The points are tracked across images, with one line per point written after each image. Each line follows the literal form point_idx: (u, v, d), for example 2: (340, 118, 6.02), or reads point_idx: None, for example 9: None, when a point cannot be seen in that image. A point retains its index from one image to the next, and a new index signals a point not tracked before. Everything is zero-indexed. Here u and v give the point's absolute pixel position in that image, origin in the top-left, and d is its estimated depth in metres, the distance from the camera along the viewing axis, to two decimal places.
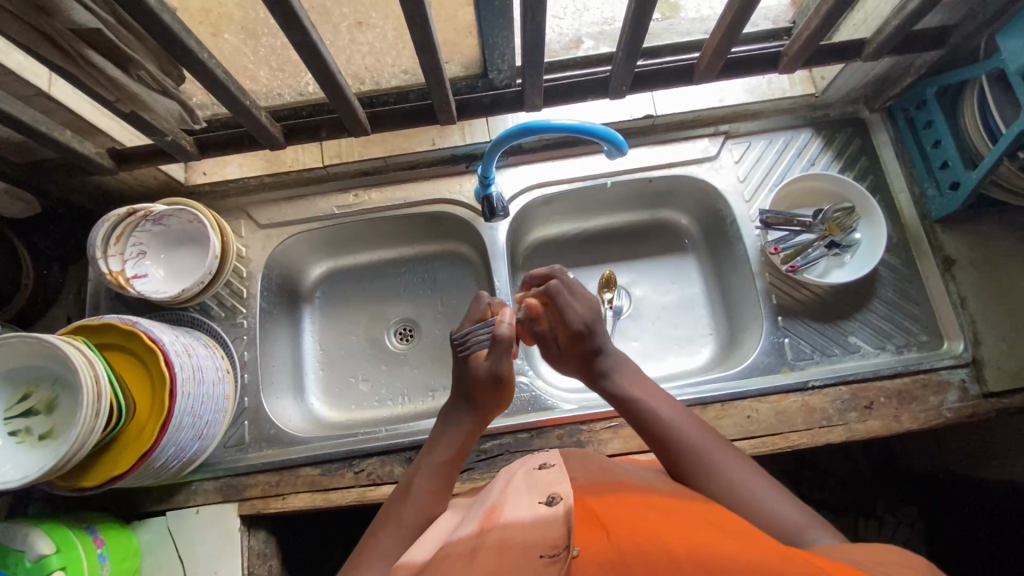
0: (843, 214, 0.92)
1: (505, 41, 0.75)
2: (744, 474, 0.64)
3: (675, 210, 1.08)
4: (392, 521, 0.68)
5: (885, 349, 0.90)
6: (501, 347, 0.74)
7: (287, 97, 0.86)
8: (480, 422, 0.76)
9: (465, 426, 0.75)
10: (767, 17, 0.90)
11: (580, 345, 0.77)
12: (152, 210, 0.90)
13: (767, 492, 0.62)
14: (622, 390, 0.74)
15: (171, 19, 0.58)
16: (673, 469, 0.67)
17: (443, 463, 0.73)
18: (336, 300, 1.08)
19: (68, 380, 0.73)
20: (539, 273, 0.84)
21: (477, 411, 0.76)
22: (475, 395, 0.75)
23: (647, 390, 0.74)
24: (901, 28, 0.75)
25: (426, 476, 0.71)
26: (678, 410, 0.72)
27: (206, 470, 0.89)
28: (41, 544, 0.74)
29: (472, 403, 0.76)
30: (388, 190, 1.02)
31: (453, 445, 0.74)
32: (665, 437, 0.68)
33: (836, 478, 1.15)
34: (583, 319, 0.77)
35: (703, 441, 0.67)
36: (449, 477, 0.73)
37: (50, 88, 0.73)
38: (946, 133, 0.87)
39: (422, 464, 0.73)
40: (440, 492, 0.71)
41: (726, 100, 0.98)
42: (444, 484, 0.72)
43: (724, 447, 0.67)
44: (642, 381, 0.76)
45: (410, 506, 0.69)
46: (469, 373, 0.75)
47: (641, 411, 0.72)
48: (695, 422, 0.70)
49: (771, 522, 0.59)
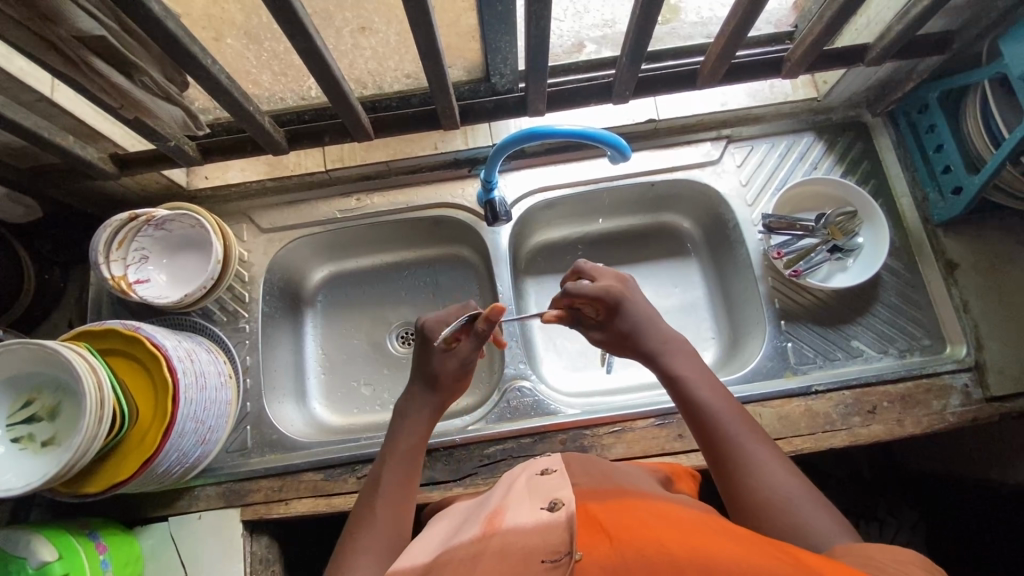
0: (846, 219, 0.91)
1: (508, 46, 0.75)
2: (777, 472, 0.61)
3: (677, 214, 1.08)
4: (365, 521, 0.65)
5: (887, 353, 0.91)
6: (477, 338, 0.76)
7: (289, 101, 0.86)
8: (439, 411, 0.76)
9: (427, 415, 0.74)
10: (769, 20, 0.88)
11: (614, 321, 0.77)
12: (154, 214, 0.89)
13: (801, 499, 0.59)
14: (672, 368, 0.73)
15: (174, 26, 0.58)
16: (708, 455, 0.66)
17: (407, 454, 0.71)
18: (337, 304, 1.08)
19: (70, 385, 0.73)
20: (570, 273, 0.83)
21: (434, 403, 0.75)
22: (439, 385, 0.75)
23: (698, 375, 0.71)
24: (904, 33, 0.75)
25: (392, 471, 0.70)
26: (726, 399, 0.69)
27: (208, 475, 0.89)
28: (43, 550, 0.73)
29: (432, 394, 0.75)
30: (390, 195, 1.02)
31: (416, 436, 0.73)
32: (707, 423, 0.67)
33: (837, 480, 1.14)
34: (606, 292, 0.76)
35: (741, 433, 0.65)
36: (415, 470, 0.71)
37: (53, 94, 0.73)
38: (949, 138, 0.87)
39: (388, 457, 0.71)
40: (408, 486, 0.70)
41: (728, 104, 0.98)
42: (411, 476, 0.71)
43: (762, 442, 0.64)
44: (694, 364, 0.73)
45: (384, 505, 0.67)
46: (440, 364, 0.75)
47: (687, 394, 0.70)
48: (741, 414, 0.67)
49: (792, 525, 0.57)
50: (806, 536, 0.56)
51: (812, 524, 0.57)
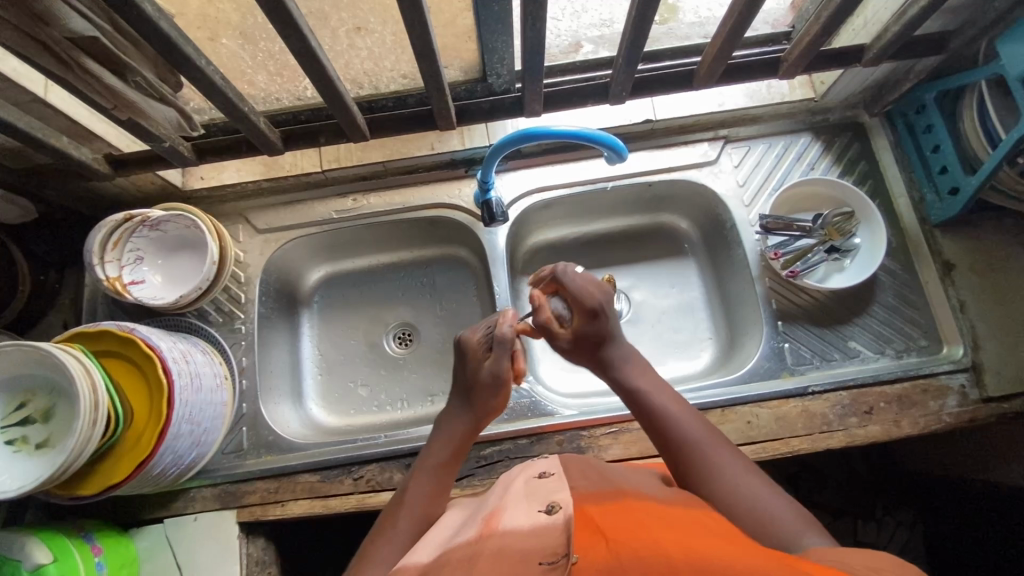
0: (843, 219, 0.90)
1: (505, 46, 0.74)
2: (741, 475, 0.63)
3: (674, 214, 1.08)
4: (387, 531, 0.66)
5: (884, 354, 0.91)
6: (504, 347, 0.74)
7: (285, 102, 0.86)
8: (474, 426, 0.75)
9: (461, 429, 0.74)
10: (767, 21, 0.88)
11: (588, 324, 0.74)
12: (149, 216, 0.88)
13: (766, 496, 0.61)
14: (629, 381, 0.73)
15: (168, 26, 0.57)
16: (671, 464, 0.67)
17: (439, 468, 0.72)
18: (334, 304, 1.08)
19: (64, 388, 0.73)
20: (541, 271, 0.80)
21: (469, 410, 0.75)
22: (473, 395, 0.75)
23: (654, 383, 0.73)
24: (903, 33, 0.75)
25: (421, 483, 0.71)
26: (682, 405, 0.71)
27: (204, 477, 0.89)
28: (37, 553, 0.72)
29: (467, 401, 0.75)
30: (387, 195, 1.01)
31: (449, 448, 0.73)
32: (667, 431, 0.68)
33: (835, 480, 1.14)
34: (596, 300, 0.74)
35: (703, 439, 0.67)
36: (447, 479, 0.72)
37: (46, 94, 0.72)
38: (946, 139, 0.87)
39: (418, 469, 0.73)
40: (437, 499, 0.70)
41: (725, 105, 0.98)
42: (442, 487, 0.71)
43: (723, 446, 0.66)
44: (650, 373, 0.74)
45: (407, 512, 0.68)
46: (472, 372, 0.74)
47: (646, 403, 0.71)
48: (698, 419, 0.69)
49: (762, 526, 0.59)
50: (778, 534, 0.58)
51: (780, 522, 0.59)
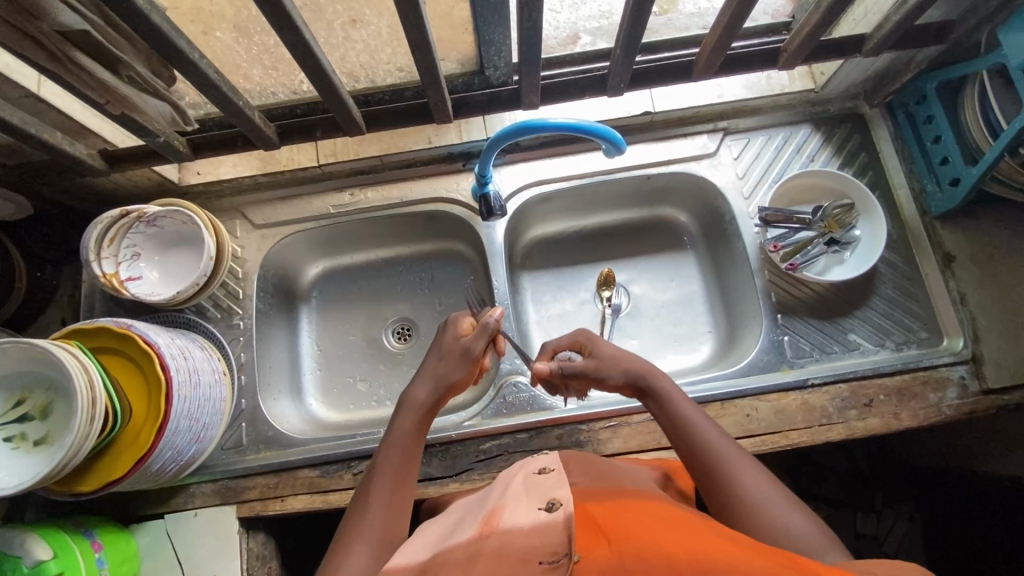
0: (842, 211, 0.92)
1: (501, 38, 0.73)
2: (763, 486, 0.61)
3: (673, 207, 1.08)
4: (361, 509, 0.65)
5: (884, 346, 0.90)
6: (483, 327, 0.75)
7: (281, 96, 0.85)
8: (437, 398, 0.73)
9: (422, 398, 0.73)
10: (766, 12, 0.88)
11: (600, 345, 0.77)
12: (144, 211, 0.88)
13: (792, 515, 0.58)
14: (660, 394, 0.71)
15: (160, 20, 0.57)
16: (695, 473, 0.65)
17: (406, 436, 0.70)
18: (333, 300, 1.08)
19: (61, 385, 0.73)
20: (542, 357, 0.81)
21: (433, 381, 0.74)
22: (440, 360, 0.75)
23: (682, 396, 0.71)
24: (903, 23, 0.74)
25: (391, 454, 0.69)
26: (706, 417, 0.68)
27: (203, 473, 0.89)
28: (38, 549, 0.72)
29: (432, 372, 0.75)
30: (384, 190, 1.01)
31: (414, 419, 0.72)
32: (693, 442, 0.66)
33: (835, 472, 1.14)
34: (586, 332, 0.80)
35: (729, 452, 0.64)
36: (413, 450, 0.70)
37: (39, 89, 0.72)
38: (947, 129, 0.86)
39: (388, 440, 0.71)
40: (405, 470, 0.68)
41: (725, 96, 0.98)
42: (412, 454, 0.70)
43: (745, 455, 0.64)
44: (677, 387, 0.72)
45: (379, 488, 0.66)
46: (448, 343, 0.77)
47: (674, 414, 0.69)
48: (723, 432, 0.67)
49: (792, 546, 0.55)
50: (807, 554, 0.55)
51: (800, 534, 0.56)
